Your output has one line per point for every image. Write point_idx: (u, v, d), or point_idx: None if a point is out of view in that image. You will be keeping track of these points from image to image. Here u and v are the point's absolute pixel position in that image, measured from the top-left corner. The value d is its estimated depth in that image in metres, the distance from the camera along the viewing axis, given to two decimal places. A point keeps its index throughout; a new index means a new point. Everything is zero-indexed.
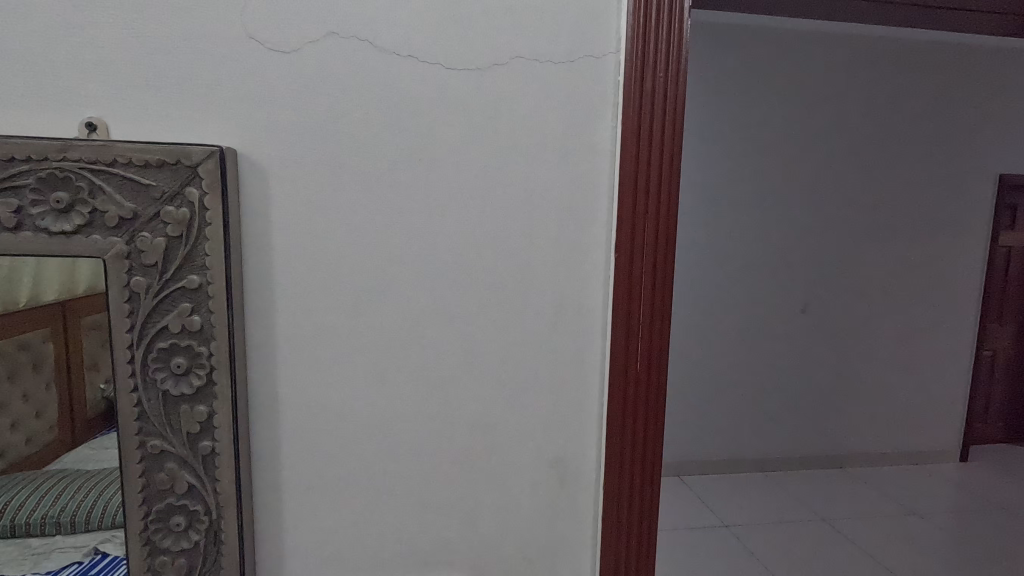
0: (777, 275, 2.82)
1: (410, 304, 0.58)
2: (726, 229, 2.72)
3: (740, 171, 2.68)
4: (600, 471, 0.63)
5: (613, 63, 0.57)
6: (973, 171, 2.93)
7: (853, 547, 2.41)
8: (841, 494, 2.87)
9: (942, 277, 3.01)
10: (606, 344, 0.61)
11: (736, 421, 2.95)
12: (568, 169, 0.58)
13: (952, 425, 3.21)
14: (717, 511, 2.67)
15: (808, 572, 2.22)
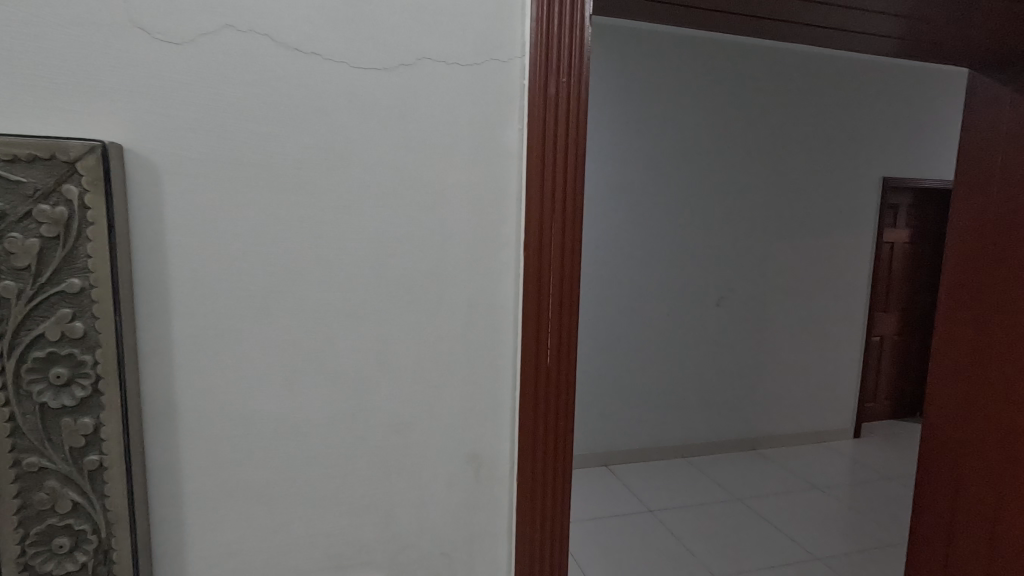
0: (693, 270, 2.99)
1: (319, 305, 0.57)
2: (646, 228, 2.86)
3: (657, 173, 2.82)
4: (515, 463, 0.65)
5: (519, 67, 0.59)
6: (862, 174, 3.24)
7: (765, 523, 2.60)
8: (753, 473, 3.08)
9: (837, 271, 3.31)
10: (518, 339, 0.63)
11: (658, 410, 3.10)
12: (476, 170, 0.59)
13: (846, 404, 3.54)
14: (643, 497, 2.79)
15: (725, 550, 2.37)
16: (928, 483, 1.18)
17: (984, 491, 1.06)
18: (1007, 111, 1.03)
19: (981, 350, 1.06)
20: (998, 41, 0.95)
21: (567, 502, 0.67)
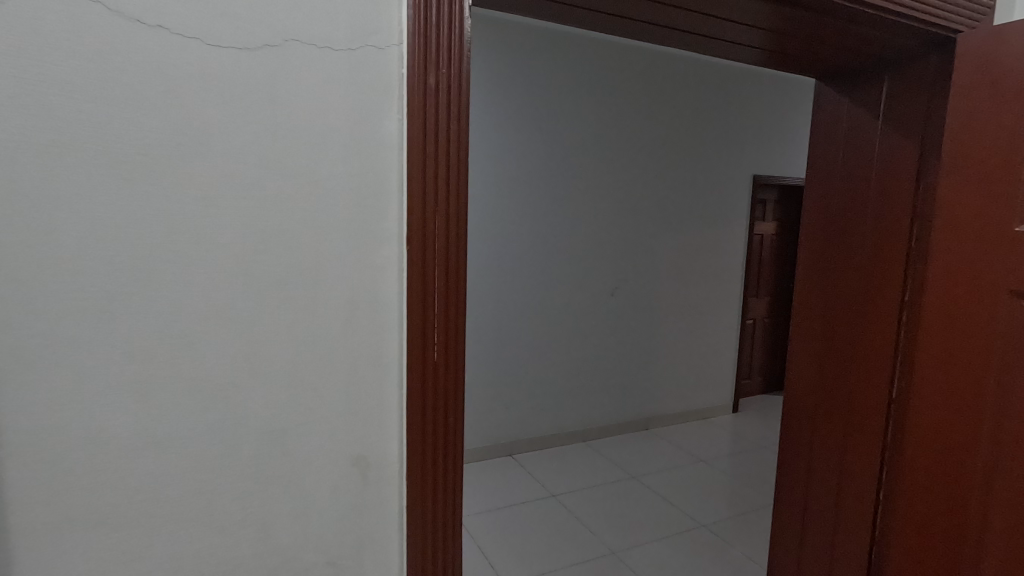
0: (588, 261, 3.14)
1: (178, 305, 0.51)
2: (544, 220, 2.96)
3: (552, 168, 2.93)
4: (404, 462, 0.63)
5: (396, 55, 0.57)
6: (735, 170, 3.56)
7: (658, 497, 2.79)
8: (646, 451, 3.29)
9: (715, 260, 3.63)
10: (403, 336, 0.61)
11: (558, 397, 3.22)
12: (354, 161, 0.56)
13: (725, 381, 3.89)
14: (546, 482, 2.89)
15: (624, 528, 2.50)
16: (789, 448, 1.32)
17: (833, 453, 1.20)
18: (845, 118, 1.16)
19: (830, 327, 1.20)
20: (837, 57, 1.07)
21: (459, 494, 0.66)
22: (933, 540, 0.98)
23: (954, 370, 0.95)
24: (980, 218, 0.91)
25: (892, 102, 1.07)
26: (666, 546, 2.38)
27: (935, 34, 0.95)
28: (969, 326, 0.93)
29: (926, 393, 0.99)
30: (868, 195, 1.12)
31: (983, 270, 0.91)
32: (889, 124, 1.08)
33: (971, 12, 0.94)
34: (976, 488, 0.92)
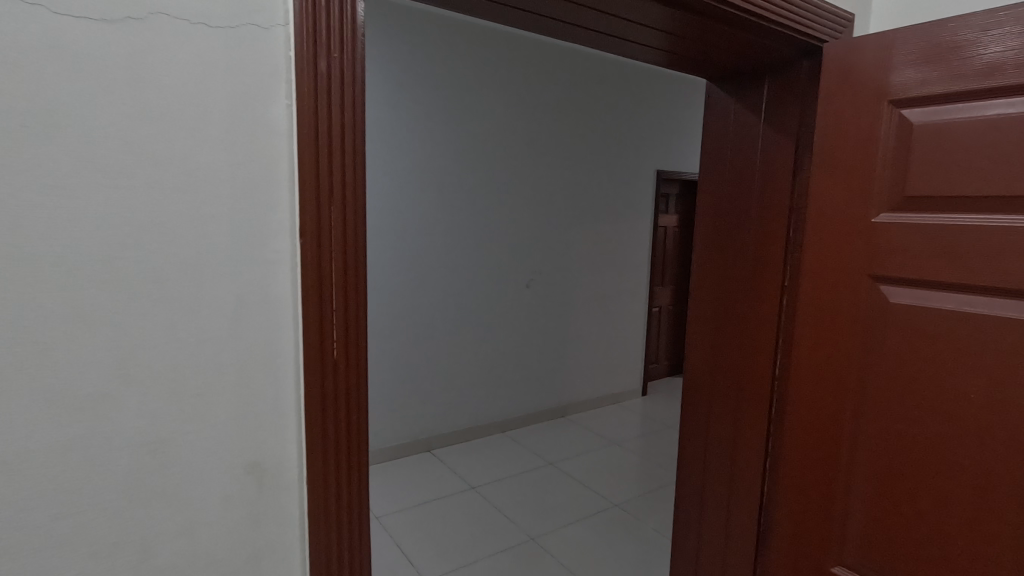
0: (501, 253, 3.21)
1: (31, 308, 0.45)
2: (457, 214, 2.99)
3: (464, 162, 2.97)
4: (304, 466, 0.61)
5: (282, 36, 0.54)
6: (639, 166, 3.80)
7: (574, 481, 2.88)
8: (562, 437, 3.40)
9: (621, 251, 3.83)
10: (299, 334, 0.59)
11: (475, 389, 3.26)
12: (237, 148, 0.53)
13: (634, 367, 4.10)
14: (465, 475, 2.89)
15: (541, 513, 2.57)
16: (688, 426, 1.41)
17: (726, 434, 1.30)
18: (732, 118, 1.25)
19: (722, 311, 1.29)
20: (724, 59, 1.15)
21: (365, 493, 0.65)
22: (809, 499, 1.10)
23: (825, 347, 1.06)
24: (845, 211, 1.01)
25: (772, 103, 1.16)
26: (582, 527, 2.47)
27: (805, 42, 1.05)
28: (837, 307, 1.03)
29: (803, 368, 1.09)
30: (752, 193, 1.21)
31: (847, 257, 1.01)
32: (770, 124, 1.17)
33: (835, 24, 1.04)
34: (844, 449, 1.04)
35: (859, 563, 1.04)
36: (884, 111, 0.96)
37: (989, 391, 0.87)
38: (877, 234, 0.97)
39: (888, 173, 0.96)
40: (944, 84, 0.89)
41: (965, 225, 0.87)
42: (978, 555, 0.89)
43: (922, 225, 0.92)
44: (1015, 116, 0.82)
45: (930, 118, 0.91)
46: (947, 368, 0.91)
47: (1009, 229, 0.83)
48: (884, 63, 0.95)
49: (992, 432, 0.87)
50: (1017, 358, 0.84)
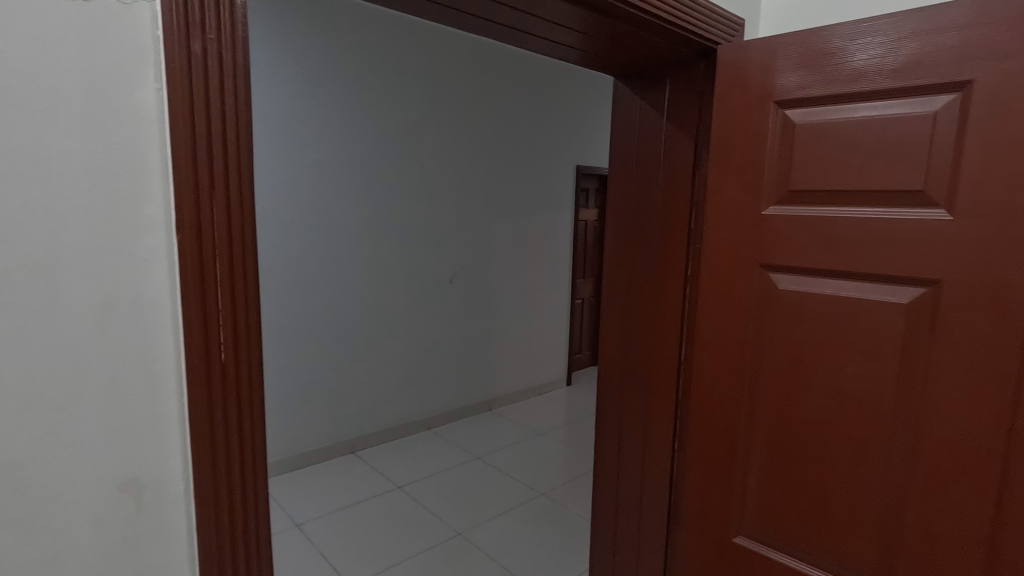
0: (422, 249, 3.19)
1: None
2: (375, 210, 2.94)
3: (381, 157, 2.92)
4: (190, 478, 0.57)
5: (149, 14, 0.50)
6: (558, 161, 3.89)
7: (501, 473, 2.92)
8: (488, 431, 3.44)
9: (542, 245, 3.91)
10: (179, 338, 0.55)
11: (400, 386, 3.22)
12: (98, 136, 0.48)
13: (557, 358, 4.21)
14: (390, 474, 2.85)
15: (469, 507, 2.58)
16: (602, 413, 1.46)
17: (637, 419, 1.36)
18: (638, 115, 1.30)
19: (632, 301, 1.34)
20: (629, 58, 1.19)
21: (263, 499, 0.62)
22: (713, 474, 1.17)
23: (725, 331, 1.12)
24: (739, 204, 1.08)
25: (673, 102, 1.22)
26: (509, 518, 2.50)
27: (700, 43, 1.10)
28: (735, 293, 1.10)
29: (705, 352, 1.16)
30: (657, 188, 1.27)
31: (742, 246, 1.08)
32: (672, 121, 1.23)
33: (729, 27, 1.11)
34: (743, 426, 1.12)
35: (756, 530, 1.12)
36: (769, 111, 1.03)
37: (863, 365, 0.96)
38: (766, 226, 1.04)
39: (775, 170, 1.03)
40: (820, 87, 0.97)
41: (839, 217, 0.96)
42: (855, 512, 0.99)
43: (804, 217, 1.00)
44: (878, 118, 0.91)
45: (809, 119, 0.98)
46: (828, 345, 1.00)
47: (874, 220, 0.92)
48: (769, 67, 1.02)
49: (865, 401, 0.96)
50: (885, 334, 0.93)
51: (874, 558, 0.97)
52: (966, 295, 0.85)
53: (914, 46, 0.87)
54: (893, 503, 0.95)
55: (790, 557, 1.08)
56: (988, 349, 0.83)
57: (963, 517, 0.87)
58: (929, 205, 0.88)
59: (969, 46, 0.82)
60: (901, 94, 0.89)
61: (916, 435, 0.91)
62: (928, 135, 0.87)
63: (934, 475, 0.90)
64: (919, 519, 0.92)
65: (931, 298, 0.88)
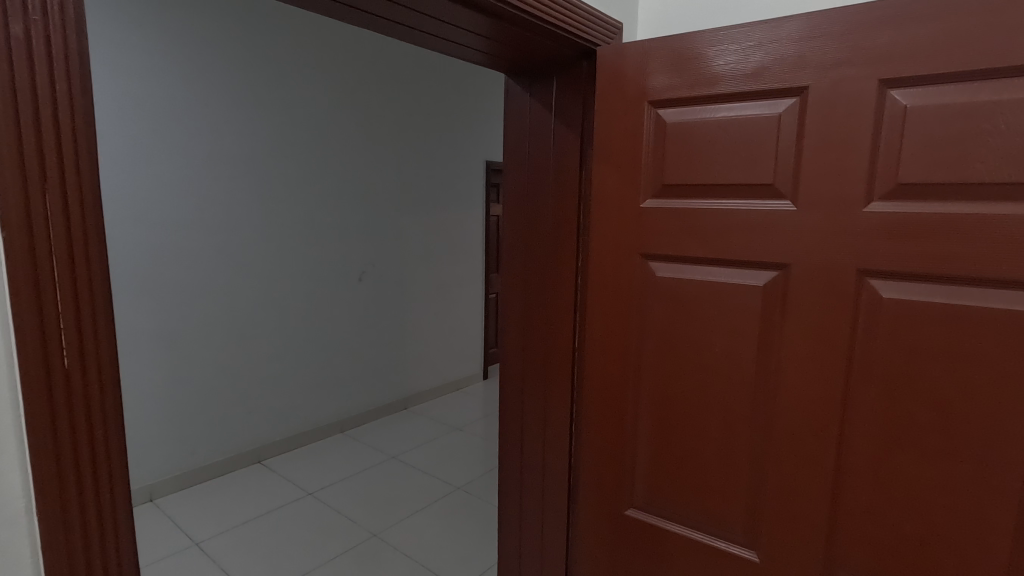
0: (328, 248, 3.11)
1: None
2: (274, 207, 2.83)
3: (279, 152, 2.81)
4: (31, 489, 0.54)
5: None
6: (465, 157, 3.92)
7: (417, 470, 2.90)
8: (404, 429, 3.41)
9: (454, 241, 3.92)
10: (12, 343, 0.51)
11: (308, 389, 3.12)
12: None
13: (473, 353, 4.25)
14: (300, 482, 2.74)
15: (385, 507, 2.54)
16: (504, 403, 1.50)
17: (537, 406, 1.40)
18: (528, 112, 1.34)
19: (529, 293, 1.39)
20: (517, 57, 1.22)
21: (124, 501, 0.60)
22: (606, 452, 1.24)
23: (613, 318, 1.19)
24: (620, 198, 1.15)
25: (560, 101, 1.27)
26: (425, 515, 2.50)
27: (581, 45, 1.15)
28: (620, 281, 1.17)
29: (597, 338, 1.22)
30: (547, 182, 1.32)
31: (624, 238, 1.15)
32: (560, 119, 1.27)
33: (607, 30, 1.17)
34: (631, 405, 1.19)
35: (646, 502, 1.20)
36: (643, 111, 1.11)
37: (730, 342, 1.06)
38: (645, 218, 1.12)
39: (651, 166, 1.11)
40: (685, 89, 1.05)
41: (706, 209, 1.05)
42: (729, 478, 1.09)
43: (676, 209, 1.08)
44: (734, 119, 1.01)
45: (679, 118, 1.06)
46: (700, 327, 1.09)
47: (734, 211, 1.02)
48: (643, 69, 1.09)
49: (732, 375, 1.06)
50: (747, 314, 1.03)
51: (745, 516, 1.08)
52: (808, 277, 0.96)
53: (761, 55, 0.97)
54: (757, 465, 1.05)
55: (674, 523, 1.17)
56: (826, 323, 0.95)
57: (813, 473, 0.99)
58: (778, 197, 0.98)
59: (804, 57, 0.93)
60: (753, 97, 0.99)
61: (773, 403, 1.02)
62: (775, 135, 0.97)
63: (788, 439, 1.01)
64: (779, 479, 1.03)
65: (782, 280, 0.99)
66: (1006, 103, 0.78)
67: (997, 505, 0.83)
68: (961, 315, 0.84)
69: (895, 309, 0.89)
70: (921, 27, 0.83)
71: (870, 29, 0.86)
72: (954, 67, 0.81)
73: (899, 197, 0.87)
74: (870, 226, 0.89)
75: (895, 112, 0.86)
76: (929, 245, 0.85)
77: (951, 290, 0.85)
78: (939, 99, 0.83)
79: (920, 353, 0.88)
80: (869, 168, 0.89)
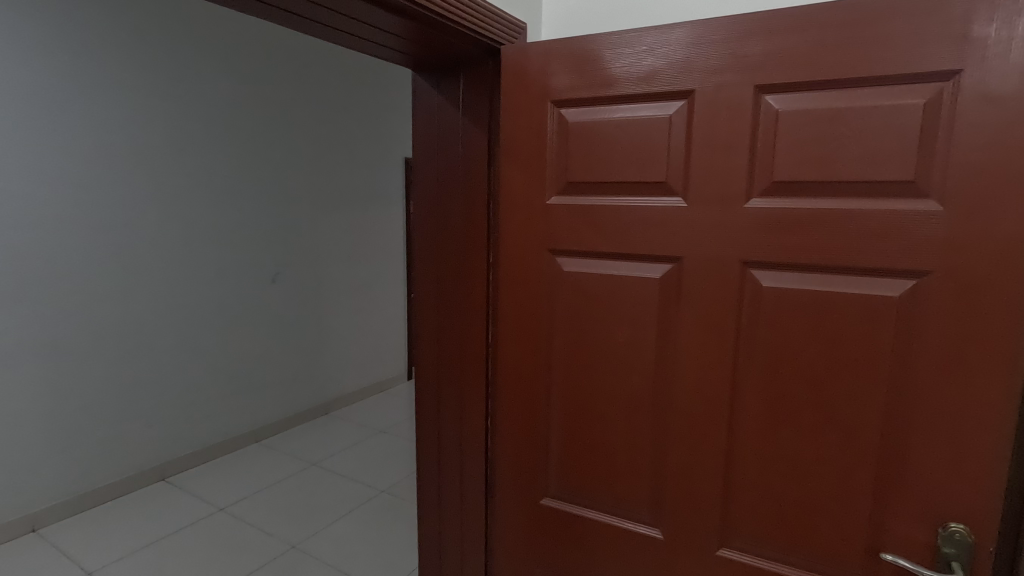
0: (236, 248, 2.94)
1: None
2: (173, 205, 2.63)
3: (179, 147, 2.62)
4: None
5: None
6: (385, 154, 3.83)
7: (339, 476, 2.82)
8: (325, 435, 3.29)
9: (374, 240, 3.83)
10: None
11: (217, 399, 2.94)
12: None
13: (397, 354, 4.17)
14: (210, 497, 2.58)
15: (304, 517, 2.45)
16: (420, 401, 1.48)
17: (453, 404, 1.40)
18: (436, 108, 1.33)
19: (442, 290, 1.38)
20: (422, 54, 1.21)
21: None
22: (521, 443, 1.27)
23: (524, 312, 1.21)
24: (527, 195, 1.17)
25: (467, 98, 1.27)
26: (348, 521, 2.43)
27: (486, 44, 1.16)
28: (529, 276, 1.20)
29: (508, 332, 1.24)
30: (457, 179, 1.32)
31: (532, 234, 1.18)
32: (467, 115, 1.28)
33: (512, 30, 1.18)
34: (543, 396, 1.22)
35: (559, 490, 1.24)
36: (547, 110, 1.13)
37: (632, 332, 1.11)
38: (551, 214, 1.15)
39: (555, 163, 1.14)
40: (585, 90, 1.09)
41: (606, 206, 1.09)
42: (634, 461, 1.14)
43: (580, 205, 1.12)
44: (630, 119, 1.05)
45: (579, 118, 1.10)
46: (606, 318, 1.13)
47: (633, 208, 1.07)
48: (544, 69, 1.12)
49: (635, 363, 1.11)
50: (646, 305, 1.09)
51: (649, 496, 1.14)
52: (699, 269, 1.03)
53: (652, 59, 1.02)
54: (660, 448, 1.11)
55: (586, 509, 1.21)
56: (716, 310, 1.02)
57: (709, 450, 1.06)
58: (670, 194, 1.04)
59: (690, 63, 0.99)
60: (646, 99, 1.04)
61: (673, 389, 1.08)
62: (666, 135, 1.03)
63: (686, 421, 1.07)
64: (678, 458, 1.09)
65: (676, 271, 1.05)
66: (858, 109, 0.87)
67: (861, 468, 0.93)
68: (828, 301, 0.93)
69: (774, 296, 0.97)
70: (789, 38, 0.91)
71: (747, 38, 0.93)
72: (817, 76, 0.89)
73: (774, 194, 0.95)
74: (751, 220, 0.97)
75: (769, 116, 0.94)
76: (800, 238, 0.93)
77: (819, 279, 0.94)
78: (804, 105, 0.91)
79: (796, 336, 0.96)
80: (748, 167, 0.96)
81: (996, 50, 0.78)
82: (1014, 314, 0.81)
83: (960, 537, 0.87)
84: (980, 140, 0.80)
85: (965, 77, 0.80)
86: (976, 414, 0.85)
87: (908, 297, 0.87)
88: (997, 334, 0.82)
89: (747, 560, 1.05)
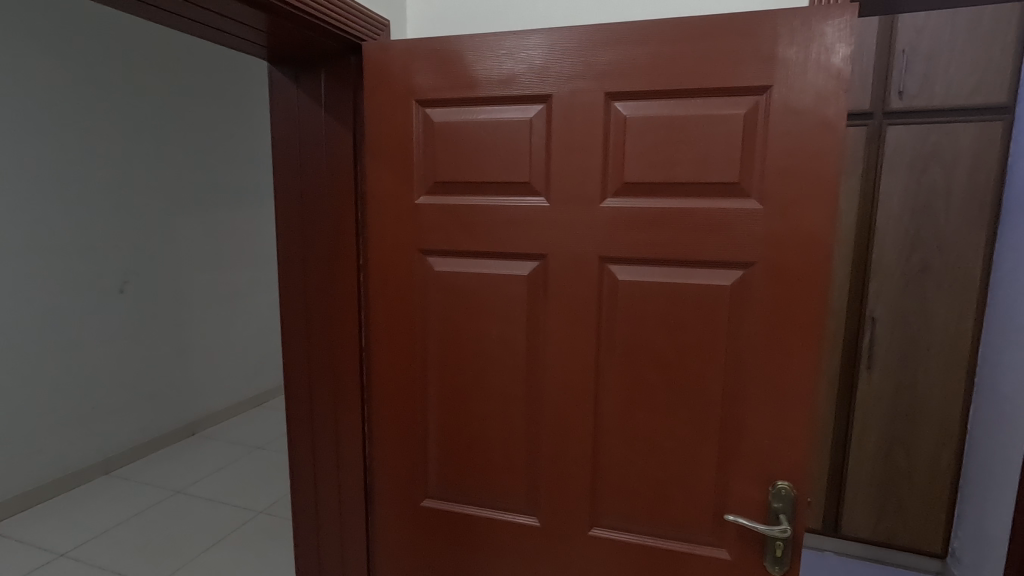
0: (68, 256, 2.56)
1: None
2: None
3: None
4: None
5: None
6: (255, 149, 3.54)
7: (208, 502, 2.58)
8: (190, 459, 2.99)
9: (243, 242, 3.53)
10: None
11: (52, 430, 2.55)
12: None
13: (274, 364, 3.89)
14: (46, 543, 2.24)
15: (166, 551, 2.22)
16: (291, 412, 1.39)
17: (326, 412, 1.34)
18: (296, 103, 1.26)
19: (310, 293, 1.31)
20: (276, 46, 1.14)
21: None
22: (400, 447, 1.25)
23: (397, 313, 1.19)
24: (394, 195, 1.16)
25: (329, 94, 1.22)
26: (219, 550, 2.24)
27: (347, 40, 1.12)
28: (401, 276, 1.18)
29: (381, 334, 1.22)
30: (321, 177, 1.26)
31: (402, 234, 1.16)
32: (330, 111, 1.23)
33: (374, 27, 1.15)
34: (420, 397, 1.21)
35: (440, 489, 1.24)
36: (411, 109, 1.12)
37: (504, 329, 1.14)
38: (420, 214, 1.15)
39: (422, 163, 1.14)
40: (449, 90, 1.09)
41: (474, 206, 1.11)
42: (511, 454, 1.17)
43: (449, 205, 1.13)
44: (493, 120, 1.08)
45: (444, 118, 1.11)
46: (478, 316, 1.15)
47: (499, 207, 1.10)
48: (408, 68, 1.11)
49: (508, 358, 1.14)
50: (515, 301, 1.12)
51: (527, 486, 1.17)
52: (562, 265, 1.08)
53: (513, 63, 1.05)
54: (535, 439, 1.15)
55: (467, 506, 1.22)
56: (579, 304, 1.08)
57: (579, 437, 1.11)
58: (534, 195, 1.08)
59: (547, 68, 1.03)
60: (508, 102, 1.07)
61: (544, 381, 1.12)
62: (528, 136, 1.06)
63: (557, 411, 1.12)
64: (552, 447, 1.14)
65: (543, 269, 1.09)
66: (692, 118, 0.97)
67: (707, 440, 1.04)
68: (674, 291, 1.02)
69: (629, 289, 1.04)
70: (633, 50, 0.98)
71: (597, 48, 1.00)
72: (657, 86, 0.98)
73: (625, 194, 1.03)
74: (606, 218, 1.03)
75: (619, 122, 1.01)
76: (648, 234, 1.02)
77: (667, 271, 1.02)
78: (648, 113, 0.99)
79: (649, 325, 1.04)
80: (601, 169, 1.03)
81: (796, 69, 0.91)
82: (818, 296, 0.94)
83: (785, 493, 1.00)
84: (787, 149, 0.92)
85: (775, 92, 0.92)
86: (793, 384, 0.98)
87: (737, 285, 0.99)
88: (805, 315, 0.95)
89: (616, 537, 1.12)
